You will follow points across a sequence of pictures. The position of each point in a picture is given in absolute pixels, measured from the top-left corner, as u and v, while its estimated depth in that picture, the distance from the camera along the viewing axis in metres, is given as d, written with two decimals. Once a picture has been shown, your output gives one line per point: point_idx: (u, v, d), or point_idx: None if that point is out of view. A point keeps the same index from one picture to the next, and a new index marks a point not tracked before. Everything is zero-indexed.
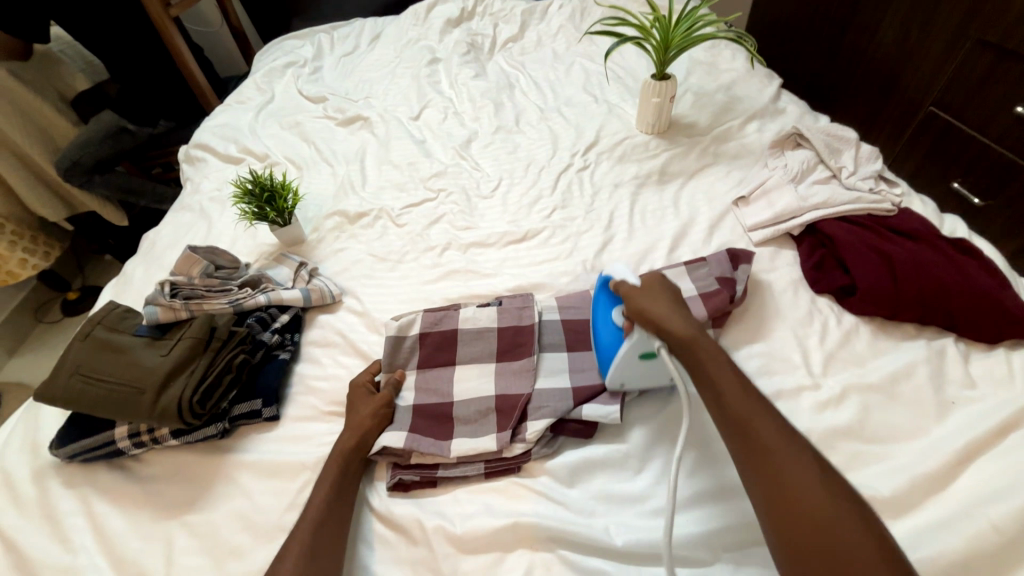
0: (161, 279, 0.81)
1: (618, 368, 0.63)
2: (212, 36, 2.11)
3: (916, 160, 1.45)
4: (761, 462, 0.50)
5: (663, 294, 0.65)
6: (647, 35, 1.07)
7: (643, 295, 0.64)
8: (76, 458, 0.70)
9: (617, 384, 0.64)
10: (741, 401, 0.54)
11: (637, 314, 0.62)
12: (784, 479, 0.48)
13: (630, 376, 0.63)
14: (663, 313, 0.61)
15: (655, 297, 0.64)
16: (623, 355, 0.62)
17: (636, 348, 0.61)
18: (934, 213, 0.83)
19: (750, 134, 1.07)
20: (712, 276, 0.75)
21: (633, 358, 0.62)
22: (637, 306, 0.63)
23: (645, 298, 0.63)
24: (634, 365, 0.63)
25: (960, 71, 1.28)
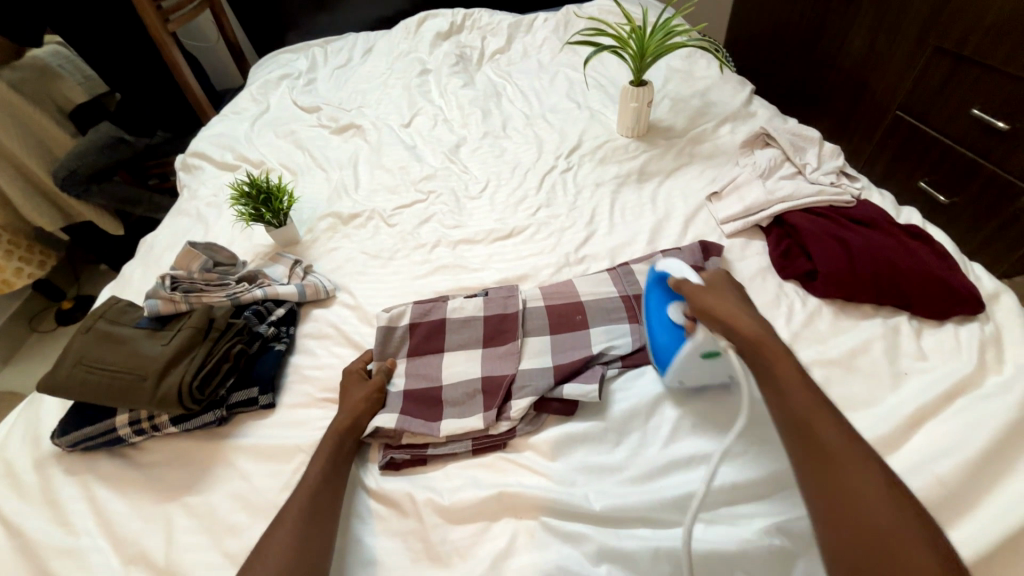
0: (162, 274, 0.84)
1: (680, 366, 0.63)
2: (208, 50, 2.18)
3: (885, 161, 1.52)
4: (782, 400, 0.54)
5: (728, 293, 0.68)
6: (624, 44, 1.13)
7: (709, 294, 0.67)
8: (77, 447, 0.73)
9: (675, 382, 0.66)
10: (779, 360, 0.57)
11: (699, 311, 0.65)
12: (803, 423, 0.52)
13: (689, 373, 0.64)
14: (728, 310, 0.63)
15: (723, 295, 0.67)
16: (681, 355, 0.62)
17: (698, 350, 0.61)
18: (892, 204, 0.88)
19: (723, 136, 1.13)
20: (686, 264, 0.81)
21: (693, 359, 0.63)
22: (702, 304, 0.65)
23: (713, 297, 0.66)
24: (696, 364, 0.63)
25: (922, 77, 1.36)
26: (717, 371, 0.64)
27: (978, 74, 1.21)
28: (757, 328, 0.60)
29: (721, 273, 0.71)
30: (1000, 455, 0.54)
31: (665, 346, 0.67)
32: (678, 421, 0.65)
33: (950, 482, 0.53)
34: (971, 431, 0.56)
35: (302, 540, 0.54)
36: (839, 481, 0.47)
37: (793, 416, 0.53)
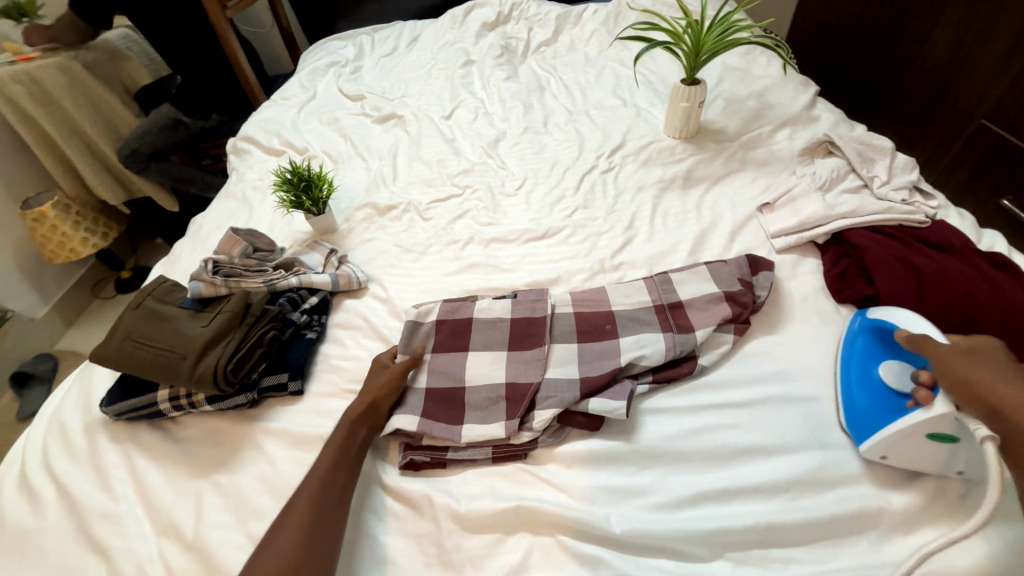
0: (206, 257, 0.88)
1: (892, 439, 0.55)
2: (263, 36, 2.24)
3: (963, 174, 1.38)
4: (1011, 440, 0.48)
5: (999, 362, 0.54)
6: (679, 40, 1.07)
7: (972, 363, 0.54)
8: (122, 417, 0.77)
9: (877, 455, 0.57)
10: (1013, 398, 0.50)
11: (956, 383, 0.53)
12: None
13: (901, 451, 0.55)
14: (1002, 391, 0.50)
15: (990, 364, 0.54)
16: (905, 426, 0.54)
17: (929, 424, 0.53)
18: (972, 227, 0.80)
19: (780, 142, 1.05)
20: (733, 277, 0.76)
21: (920, 435, 0.54)
22: (963, 375, 0.53)
23: (981, 370, 0.53)
24: (918, 443, 0.54)
25: (1018, 82, 1.21)
26: (937, 460, 0.54)
27: None
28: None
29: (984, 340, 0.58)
30: None
31: (874, 410, 0.58)
32: (720, 450, 0.61)
33: None
34: None
35: (313, 530, 0.54)
36: None
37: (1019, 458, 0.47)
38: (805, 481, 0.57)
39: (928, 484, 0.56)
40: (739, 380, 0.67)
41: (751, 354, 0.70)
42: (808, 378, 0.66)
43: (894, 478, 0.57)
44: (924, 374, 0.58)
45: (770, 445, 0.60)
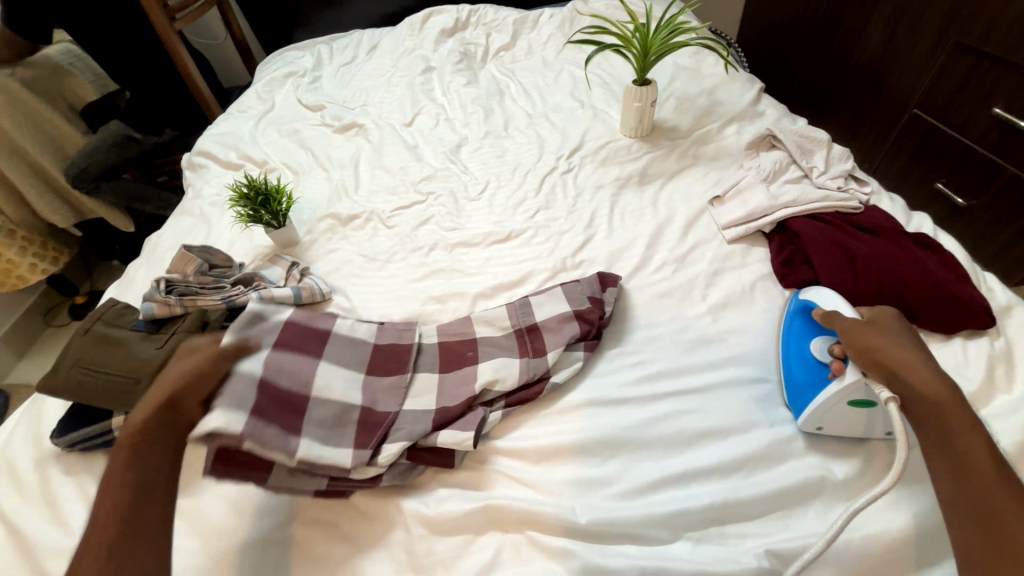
0: (158, 277, 0.85)
1: (821, 411, 0.59)
2: (216, 48, 2.19)
3: (902, 161, 1.47)
4: (919, 403, 0.51)
5: (896, 329, 0.58)
6: (628, 43, 1.10)
7: (874, 332, 0.58)
8: (75, 447, 0.74)
9: (812, 427, 0.60)
10: (912, 363, 0.54)
11: (860, 353, 0.57)
12: (936, 426, 0.50)
13: (832, 420, 0.59)
14: (901, 357, 0.55)
15: (890, 334, 0.58)
16: (827, 397, 0.58)
17: (847, 394, 0.57)
18: (902, 210, 0.85)
19: (728, 137, 1.10)
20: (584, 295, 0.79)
21: (842, 404, 0.58)
22: (867, 345, 0.57)
23: (880, 338, 0.57)
24: (841, 412, 0.58)
25: (942, 75, 1.30)
26: (867, 425, 0.59)
27: (1001, 71, 1.16)
28: (934, 379, 0.52)
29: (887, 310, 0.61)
30: None
31: (805, 385, 0.62)
32: (680, 435, 0.63)
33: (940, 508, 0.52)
34: None
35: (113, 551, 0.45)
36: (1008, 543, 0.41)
37: (926, 420, 0.51)
38: (757, 458, 0.60)
39: (867, 447, 0.60)
40: (695, 367, 0.70)
41: (707, 342, 0.73)
42: (757, 362, 0.70)
43: (835, 450, 0.60)
44: (836, 346, 0.62)
45: (722, 427, 0.63)
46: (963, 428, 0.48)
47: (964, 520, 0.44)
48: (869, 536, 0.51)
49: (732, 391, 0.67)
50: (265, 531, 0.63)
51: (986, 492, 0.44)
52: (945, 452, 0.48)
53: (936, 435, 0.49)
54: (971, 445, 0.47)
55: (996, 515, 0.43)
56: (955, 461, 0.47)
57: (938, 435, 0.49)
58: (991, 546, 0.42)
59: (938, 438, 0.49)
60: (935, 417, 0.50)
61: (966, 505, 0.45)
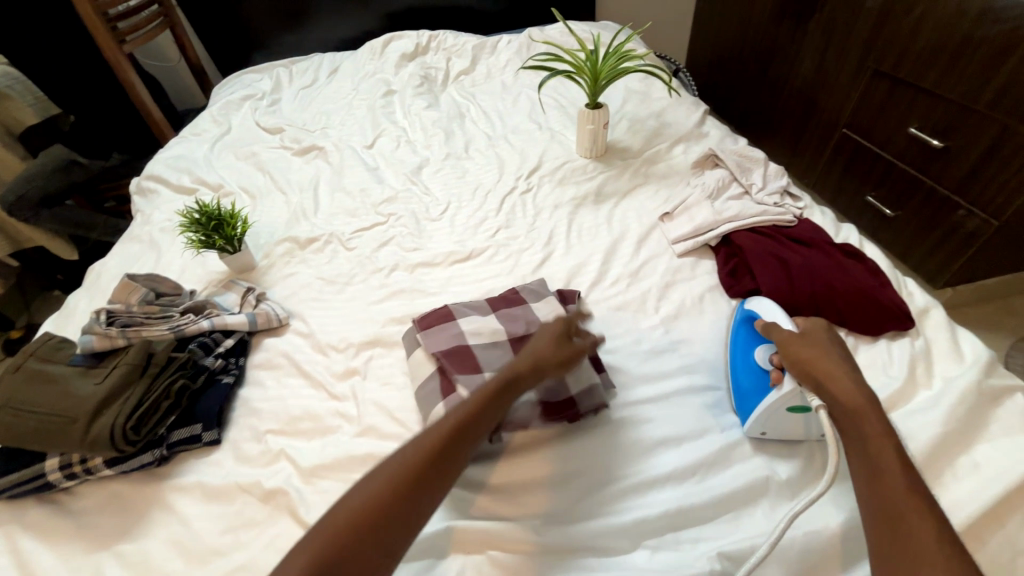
0: (98, 309, 0.81)
1: (762, 417, 0.62)
2: (170, 70, 2.14)
3: (836, 176, 1.58)
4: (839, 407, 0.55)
5: (828, 341, 0.63)
6: (579, 70, 1.16)
7: (808, 345, 0.62)
8: (2, 495, 0.68)
9: (757, 432, 0.64)
10: (831, 370, 0.58)
11: (795, 366, 0.61)
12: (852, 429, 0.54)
13: (773, 425, 0.62)
14: (825, 365, 0.59)
15: (818, 344, 0.62)
16: (767, 404, 0.61)
17: (784, 401, 0.60)
18: (832, 223, 0.92)
19: (676, 156, 1.16)
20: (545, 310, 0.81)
21: (781, 410, 0.61)
22: (796, 356, 0.61)
23: (811, 351, 0.61)
24: (781, 417, 0.62)
25: (864, 98, 1.43)
26: (806, 429, 0.62)
27: (914, 95, 1.28)
28: (848, 383, 0.56)
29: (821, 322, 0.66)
30: (927, 468, 0.56)
31: (750, 392, 0.65)
32: (639, 444, 0.65)
33: None
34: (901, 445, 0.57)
35: (426, 467, 0.51)
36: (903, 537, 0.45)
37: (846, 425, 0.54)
38: (709, 463, 0.62)
39: (807, 448, 0.63)
40: (654, 376, 0.72)
41: (662, 351, 0.76)
42: (707, 370, 0.74)
43: (777, 452, 0.63)
44: (775, 356, 0.65)
45: (681, 434, 0.65)
46: (881, 435, 0.52)
47: (875, 519, 0.48)
48: (810, 533, 0.53)
49: (685, 397, 0.70)
50: (213, 572, 0.60)
51: (894, 493, 0.48)
52: (861, 452, 0.52)
53: (857, 441, 0.53)
54: (882, 444, 0.51)
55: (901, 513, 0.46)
56: (873, 464, 0.50)
57: (860, 441, 0.52)
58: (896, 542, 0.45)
59: (860, 444, 0.52)
60: (858, 425, 0.53)
61: (878, 505, 0.48)
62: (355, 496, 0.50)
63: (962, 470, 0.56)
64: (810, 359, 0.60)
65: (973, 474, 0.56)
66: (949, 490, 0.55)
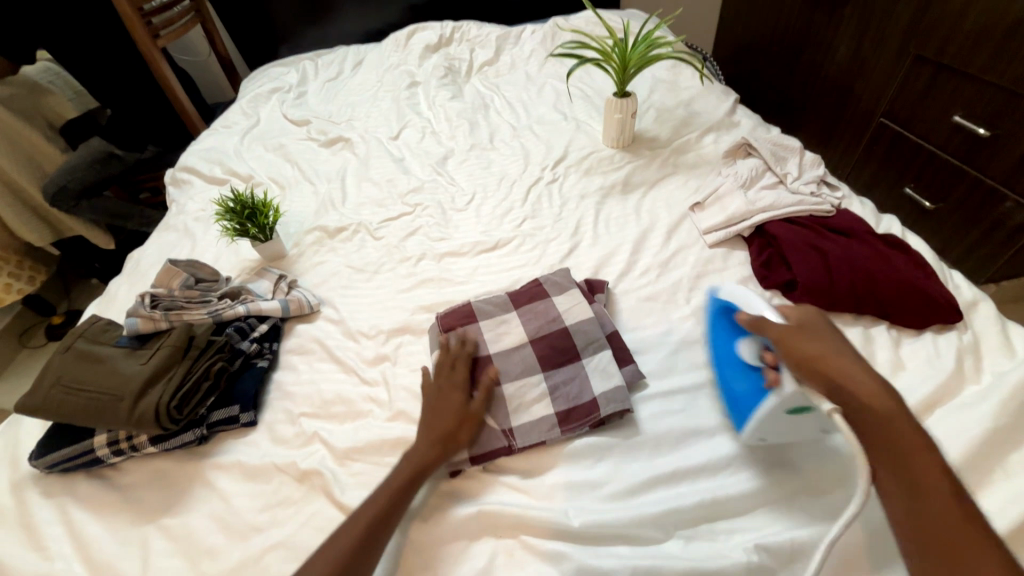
0: (142, 292, 0.84)
1: (760, 423, 0.58)
2: (200, 65, 2.20)
3: (873, 167, 1.53)
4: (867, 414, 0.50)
5: (823, 329, 0.58)
6: (607, 58, 1.14)
7: (808, 340, 0.56)
8: (54, 469, 0.72)
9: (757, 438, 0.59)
10: (848, 370, 0.53)
11: (799, 363, 0.55)
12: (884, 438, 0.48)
13: (773, 429, 0.58)
14: (835, 364, 0.53)
15: (820, 339, 0.57)
16: (766, 410, 0.56)
17: (785, 405, 0.55)
18: (872, 213, 0.89)
19: (706, 146, 1.14)
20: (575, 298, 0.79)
21: (780, 414, 0.56)
22: (801, 355, 0.55)
23: (815, 346, 0.55)
24: (780, 421, 0.57)
25: (904, 85, 1.37)
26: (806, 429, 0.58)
27: (959, 81, 1.22)
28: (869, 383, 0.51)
29: (810, 311, 0.61)
30: (978, 464, 0.54)
31: (745, 395, 0.61)
32: (668, 436, 0.64)
33: None
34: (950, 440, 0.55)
35: (362, 542, 0.54)
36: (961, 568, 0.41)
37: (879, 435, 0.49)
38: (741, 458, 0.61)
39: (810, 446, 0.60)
40: (686, 368, 0.71)
41: (693, 342, 0.75)
42: None
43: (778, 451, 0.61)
44: (768, 353, 0.60)
45: (710, 426, 0.64)
46: (914, 446, 0.47)
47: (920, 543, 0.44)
48: None
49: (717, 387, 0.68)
50: (252, 547, 0.62)
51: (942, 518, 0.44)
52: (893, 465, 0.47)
53: (884, 451, 0.48)
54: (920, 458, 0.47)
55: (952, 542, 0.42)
56: (912, 483, 0.46)
57: (893, 455, 0.47)
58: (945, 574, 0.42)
59: (892, 457, 0.47)
60: (888, 435, 0.48)
61: (920, 530, 0.44)
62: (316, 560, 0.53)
63: (1015, 467, 0.54)
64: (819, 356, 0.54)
65: None
66: (1000, 487, 0.53)
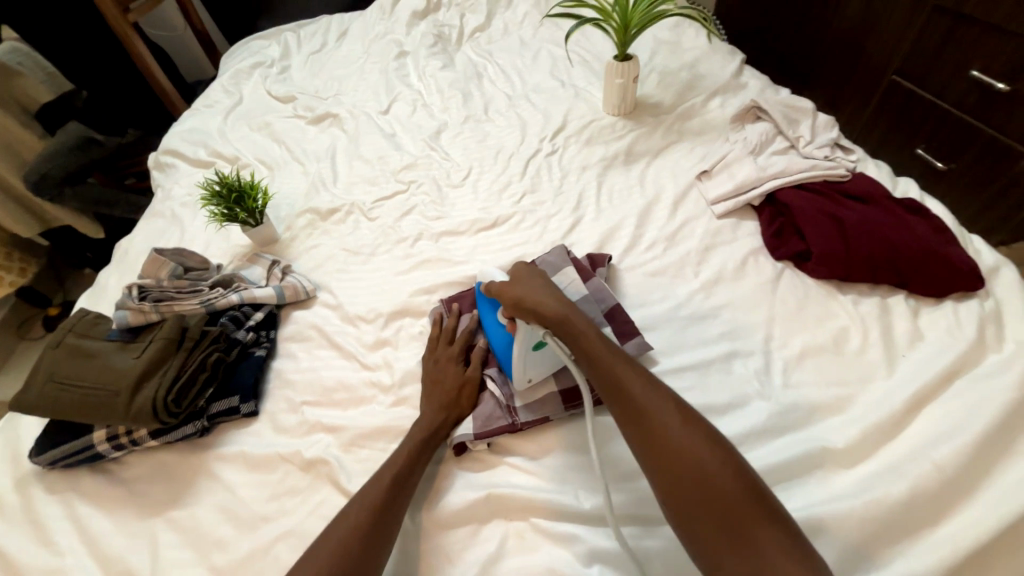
0: (129, 283, 0.81)
1: (519, 366, 0.63)
2: (176, 39, 2.09)
3: (882, 128, 1.47)
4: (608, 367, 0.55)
5: (534, 280, 0.66)
6: (607, 17, 1.07)
7: (518, 287, 0.64)
8: (56, 465, 0.71)
9: (524, 382, 0.64)
10: (574, 323, 0.58)
11: (517, 308, 0.61)
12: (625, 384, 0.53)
13: (533, 368, 0.63)
14: (540, 302, 0.60)
15: (531, 287, 0.64)
16: (517, 351, 0.62)
17: (525, 341, 0.61)
18: (888, 177, 0.85)
19: (713, 111, 1.08)
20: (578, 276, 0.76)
21: (527, 349, 0.62)
22: (516, 299, 0.61)
23: (519, 290, 0.62)
24: (529, 358, 0.63)
25: (919, 39, 1.30)
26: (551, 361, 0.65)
27: (978, 33, 1.16)
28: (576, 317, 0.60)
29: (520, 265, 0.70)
30: (1002, 436, 0.52)
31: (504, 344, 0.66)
32: None
33: (948, 467, 0.50)
34: (972, 412, 0.54)
35: (369, 526, 0.52)
36: (708, 495, 0.45)
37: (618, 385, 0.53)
38: (760, 433, 0.58)
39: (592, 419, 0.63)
40: (699, 343, 0.69)
41: (703, 318, 0.72)
42: (751, 335, 0.69)
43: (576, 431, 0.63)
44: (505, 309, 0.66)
45: (723, 403, 0.61)
46: (622, 365, 0.55)
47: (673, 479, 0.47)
48: (872, 502, 0.49)
49: (730, 362, 0.66)
50: (261, 538, 0.61)
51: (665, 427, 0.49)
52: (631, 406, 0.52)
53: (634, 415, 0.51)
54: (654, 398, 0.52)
55: (674, 447, 0.48)
56: (633, 407, 0.51)
57: (610, 380, 0.54)
58: (679, 485, 0.46)
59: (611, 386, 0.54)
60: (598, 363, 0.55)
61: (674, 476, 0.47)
62: (322, 547, 0.51)
63: None
64: (526, 299, 0.61)
65: None
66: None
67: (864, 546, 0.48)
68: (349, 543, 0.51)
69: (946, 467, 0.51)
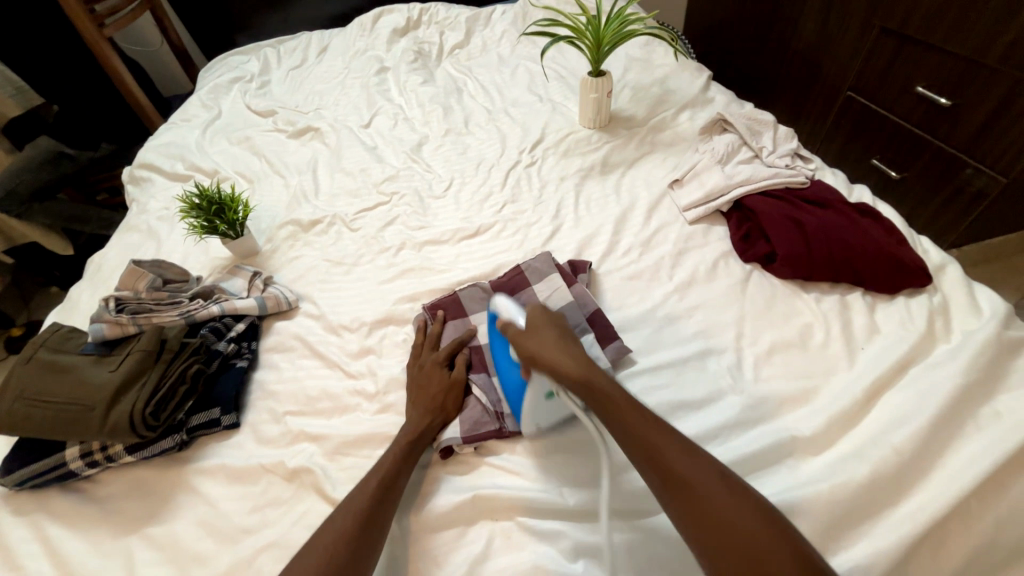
0: (106, 296, 0.80)
1: (528, 412, 0.61)
2: (153, 55, 2.08)
3: (840, 140, 1.56)
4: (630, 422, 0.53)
5: (552, 330, 0.63)
6: (580, 36, 1.12)
7: (531, 338, 0.61)
8: (25, 486, 0.68)
9: (533, 428, 0.62)
10: (592, 375, 0.57)
11: (531, 362, 0.59)
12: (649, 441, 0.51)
13: (543, 416, 0.61)
14: (554, 356, 0.58)
15: (546, 337, 0.61)
16: (529, 400, 0.60)
17: (537, 390, 0.59)
18: (844, 184, 0.91)
19: (683, 123, 1.14)
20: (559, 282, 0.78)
21: (539, 397, 0.60)
22: (529, 353, 0.59)
23: (533, 343, 0.60)
24: (541, 405, 0.60)
25: (870, 58, 1.39)
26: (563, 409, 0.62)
27: (921, 53, 1.25)
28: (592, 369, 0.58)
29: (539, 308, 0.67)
30: (952, 419, 0.56)
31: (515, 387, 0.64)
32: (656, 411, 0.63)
33: (905, 450, 0.54)
34: (925, 398, 0.57)
35: (356, 530, 0.52)
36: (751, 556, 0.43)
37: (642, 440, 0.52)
38: (733, 426, 0.61)
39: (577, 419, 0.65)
40: (675, 343, 0.72)
41: (678, 318, 0.75)
42: (723, 333, 0.72)
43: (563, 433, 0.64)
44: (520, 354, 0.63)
45: (698, 399, 0.64)
46: (653, 425, 0.53)
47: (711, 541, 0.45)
48: (838, 485, 0.52)
49: (704, 359, 0.69)
50: (244, 550, 0.60)
51: (742, 528, 0.45)
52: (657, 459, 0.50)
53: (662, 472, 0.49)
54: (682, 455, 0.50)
55: (755, 553, 0.43)
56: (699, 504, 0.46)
57: (642, 442, 0.51)
58: (717, 549, 0.45)
59: (672, 480, 0.49)
60: (629, 424, 0.53)
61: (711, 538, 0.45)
62: (309, 554, 0.51)
63: (985, 419, 0.56)
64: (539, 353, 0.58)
65: (996, 423, 0.55)
66: (972, 440, 0.55)
67: (832, 527, 0.51)
68: (337, 549, 0.51)
69: (903, 450, 0.54)
